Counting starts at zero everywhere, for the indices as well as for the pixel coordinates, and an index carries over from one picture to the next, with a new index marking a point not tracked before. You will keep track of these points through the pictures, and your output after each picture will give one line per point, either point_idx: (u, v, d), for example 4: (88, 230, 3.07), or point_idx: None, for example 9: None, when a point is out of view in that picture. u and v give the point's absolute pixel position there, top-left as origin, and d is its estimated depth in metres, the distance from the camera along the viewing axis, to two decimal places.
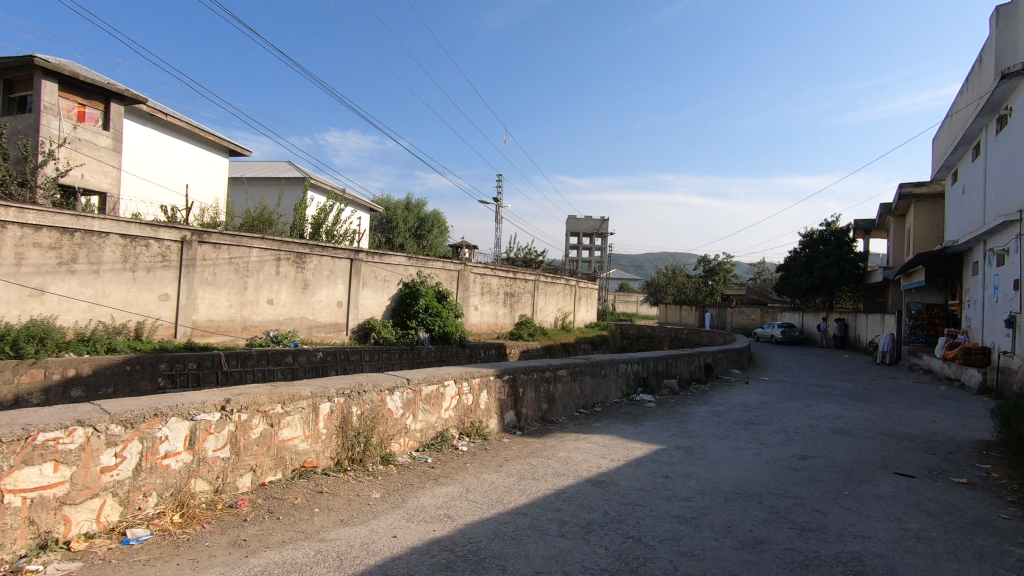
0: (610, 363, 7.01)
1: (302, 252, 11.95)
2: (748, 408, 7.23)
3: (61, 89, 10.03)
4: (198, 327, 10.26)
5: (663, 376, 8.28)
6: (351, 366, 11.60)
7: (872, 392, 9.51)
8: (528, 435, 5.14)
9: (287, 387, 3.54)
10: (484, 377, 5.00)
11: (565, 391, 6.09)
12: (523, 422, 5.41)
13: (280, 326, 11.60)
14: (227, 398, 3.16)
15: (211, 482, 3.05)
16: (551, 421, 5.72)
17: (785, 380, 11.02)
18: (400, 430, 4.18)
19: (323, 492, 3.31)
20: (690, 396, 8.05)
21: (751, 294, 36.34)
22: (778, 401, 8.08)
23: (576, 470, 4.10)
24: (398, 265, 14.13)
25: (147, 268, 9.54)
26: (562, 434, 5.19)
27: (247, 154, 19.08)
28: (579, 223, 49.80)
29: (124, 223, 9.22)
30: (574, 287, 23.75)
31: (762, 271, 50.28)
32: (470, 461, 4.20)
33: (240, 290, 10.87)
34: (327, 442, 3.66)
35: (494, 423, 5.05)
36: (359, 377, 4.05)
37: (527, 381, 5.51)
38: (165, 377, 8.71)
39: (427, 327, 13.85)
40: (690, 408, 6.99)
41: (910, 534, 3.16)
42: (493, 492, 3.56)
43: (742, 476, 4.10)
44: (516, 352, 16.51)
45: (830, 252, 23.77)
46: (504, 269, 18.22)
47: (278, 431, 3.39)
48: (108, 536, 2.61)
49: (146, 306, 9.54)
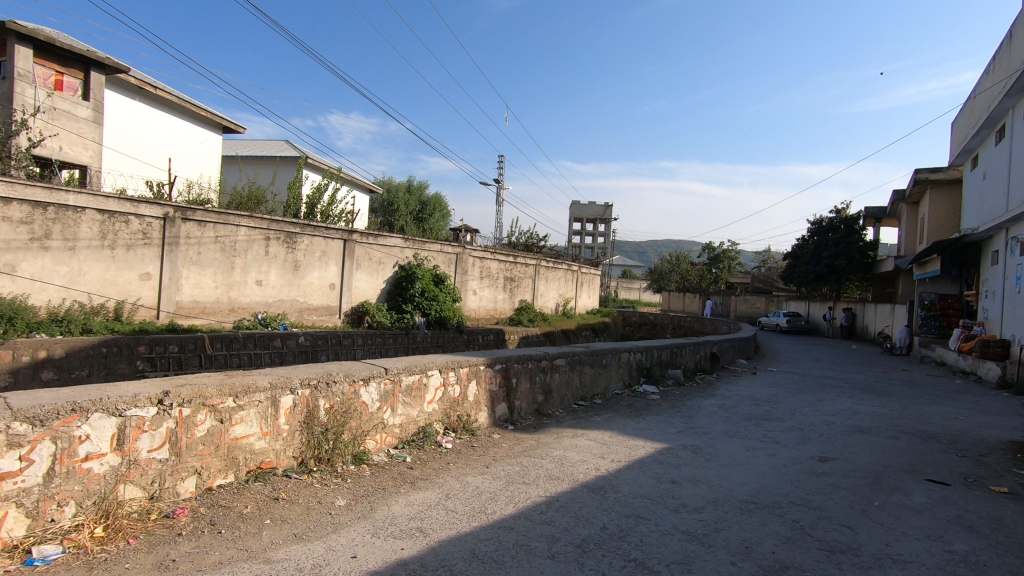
0: (612, 352, 6.58)
1: (292, 231, 11.48)
2: (758, 402, 6.79)
3: (36, 56, 9.51)
4: (181, 308, 9.83)
5: (667, 365, 7.85)
6: (343, 351, 11.18)
7: (886, 386, 9.05)
8: (521, 429, 4.71)
9: (243, 377, 3.10)
10: (475, 366, 4.56)
11: (562, 381, 5.65)
12: (516, 415, 4.99)
13: (270, 309, 11.18)
14: (167, 391, 2.72)
15: (145, 488, 2.62)
16: (547, 415, 5.29)
17: (794, 371, 10.58)
18: (376, 425, 3.74)
19: (279, 499, 2.88)
20: (696, 388, 7.62)
21: (757, 283, 35.83)
22: (789, 394, 7.64)
23: (571, 473, 3.66)
24: (394, 247, 13.67)
25: (127, 246, 9.10)
26: (558, 429, 4.75)
27: (242, 132, 18.55)
28: (583, 209, 49.16)
29: (101, 197, 8.75)
30: (576, 272, 23.26)
31: (768, 259, 49.65)
32: (453, 461, 3.76)
33: (227, 271, 10.43)
34: (289, 439, 3.23)
35: (484, 417, 4.62)
36: (329, 365, 3.60)
37: (521, 371, 5.08)
38: (144, 360, 8.31)
39: (423, 311, 13.42)
40: (696, 401, 6.55)
41: (957, 558, 2.72)
42: (476, 500, 3.12)
43: (757, 483, 3.66)
44: (516, 338, 16.08)
45: (839, 239, 23.21)
46: (504, 253, 17.74)
47: (230, 428, 2.95)
48: (8, 555, 2.16)
49: (126, 286, 9.12)
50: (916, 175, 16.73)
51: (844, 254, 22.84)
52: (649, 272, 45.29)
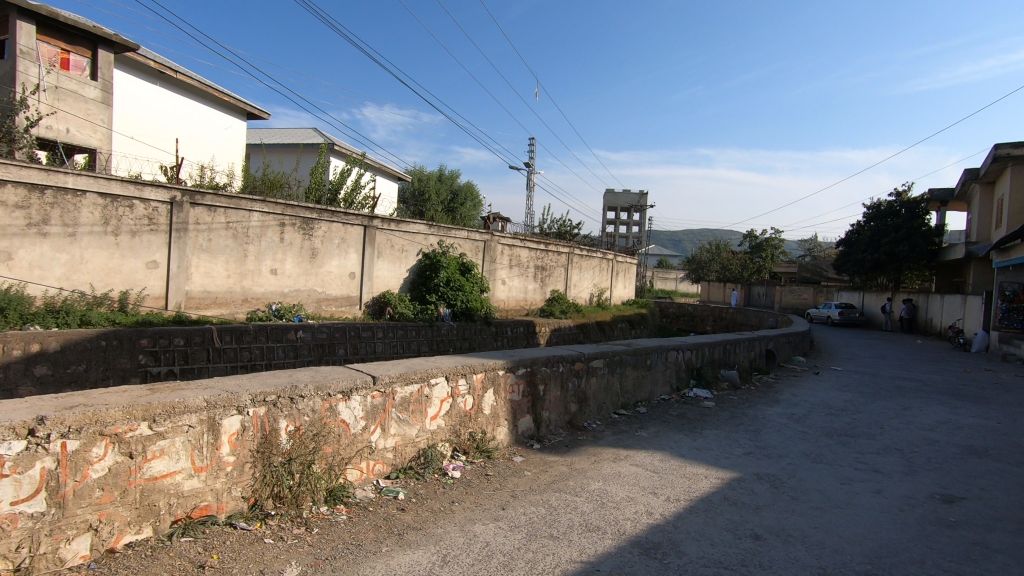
0: (657, 351, 5.62)
1: (309, 217, 10.80)
2: (834, 411, 5.71)
3: (40, 33, 9.02)
4: (191, 299, 9.29)
5: (719, 366, 6.83)
6: (362, 344, 10.45)
7: (977, 390, 7.77)
8: (550, 450, 3.81)
9: (170, 393, 2.29)
10: (492, 371, 3.68)
11: (600, 387, 4.73)
12: (544, 429, 4.10)
13: (285, 299, 10.56)
14: (44, 417, 1.92)
15: (7, 558, 1.83)
16: (582, 428, 4.37)
17: (862, 371, 9.36)
18: (363, 450, 2.91)
19: (206, 567, 2.06)
20: (755, 392, 6.56)
21: (805, 272, 33.80)
22: (866, 401, 6.49)
23: (614, 521, 2.73)
24: (417, 234, 12.90)
25: (132, 232, 8.57)
26: (595, 450, 3.83)
27: (266, 118, 18.06)
28: (618, 197, 47.68)
29: (103, 179, 8.21)
30: (611, 261, 22.10)
31: (814, 247, 47.07)
32: (459, 498, 2.88)
33: (240, 259, 9.83)
34: (235, 475, 2.41)
35: (504, 433, 3.75)
36: (298, 373, 2.79)
37: (550, 376, 4.17)
38: (147, 354, 7.75)
39: (448, 302, 12.62)
40: (760, 410, 5.51)
41: None
42: (481, 568, 2.22)
43: (873, 542, 2.66)
44: (547, 331, 15.08)
45: (900, 224, 21.37)
46: (535, 241, 16.78)
47: (145, 464, 2.14)
48: None
49: (132, 275, 8.61)
50: (992, 152, 15.04)
51: (906, 240, 21.01)
52: (687, 261, 43.47)
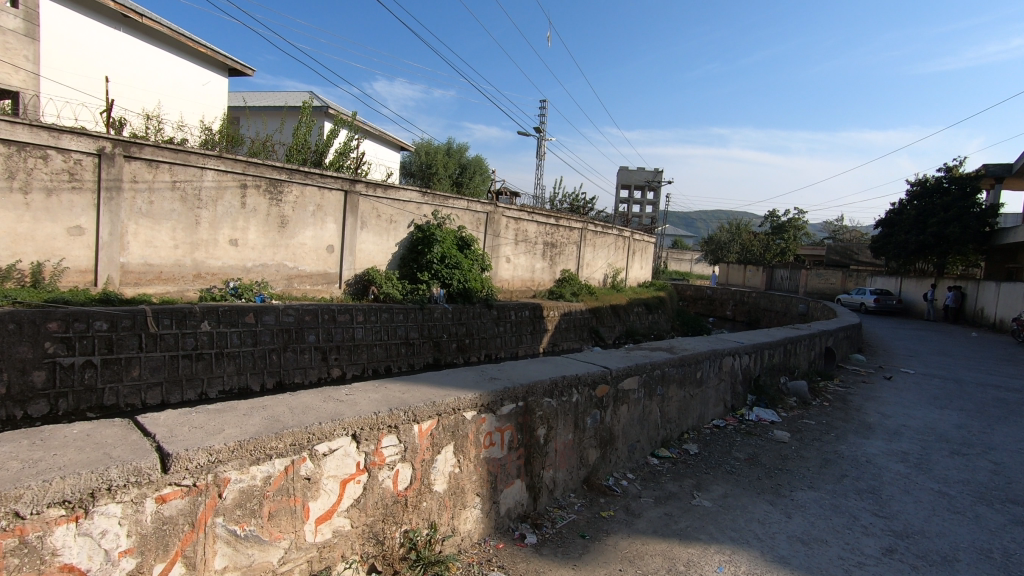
0: (710, 359, 3.97)
1: (277, 178, 9.13)
2: (961, 450, 4.01)
3: None
4: (128, 273, 7.76)
5: (780, 373, 5.18)
6: (337, 329, 8.80)
7: None
8: (554, 548, 2.18)
9: None
10: (453, 416, 2.05)
11: (631, 418, 3.08)
12: (545, 500, 2.48)
13: (247, 275, 8.96)
14: None
15: None
16: (604, 490, 2.74)
17: (940, 376, 7.63)
18: None
19: None
20: (833, 411, 4.88)
21: (834, 255, 31.63)
22: (986, 428, 4.78)
23: None
24: (408, 202, 11.21)
25: (48, 189, 7.00)
26: (632, 551, 2.20)
27: (250, 75, 16.29)
28: (633, 174, 45.37)
29: (5, 122, 6.63)
30: (628, 240, 20.29)
31: (840, 230, 44.78)
32: None
33: (191, 226, 8.24)
34: None
35: (473, 519, 2.15)
36: None
37: (556, 413, 2.52)
38: (57, 341, 6.26)
39: (442, 280, 10.96)
40: (858, 448, 3.82)
41: None
42: None
43: None
44: (556, 315, 13.34)
45: (950, 203, 19.20)
46: (544, 214, 15.01)
47: None
48: None
49: (49, 243, 7.08)
50: None
51: (956, 220, 18.81)
52: (705, 241, 41.35)
